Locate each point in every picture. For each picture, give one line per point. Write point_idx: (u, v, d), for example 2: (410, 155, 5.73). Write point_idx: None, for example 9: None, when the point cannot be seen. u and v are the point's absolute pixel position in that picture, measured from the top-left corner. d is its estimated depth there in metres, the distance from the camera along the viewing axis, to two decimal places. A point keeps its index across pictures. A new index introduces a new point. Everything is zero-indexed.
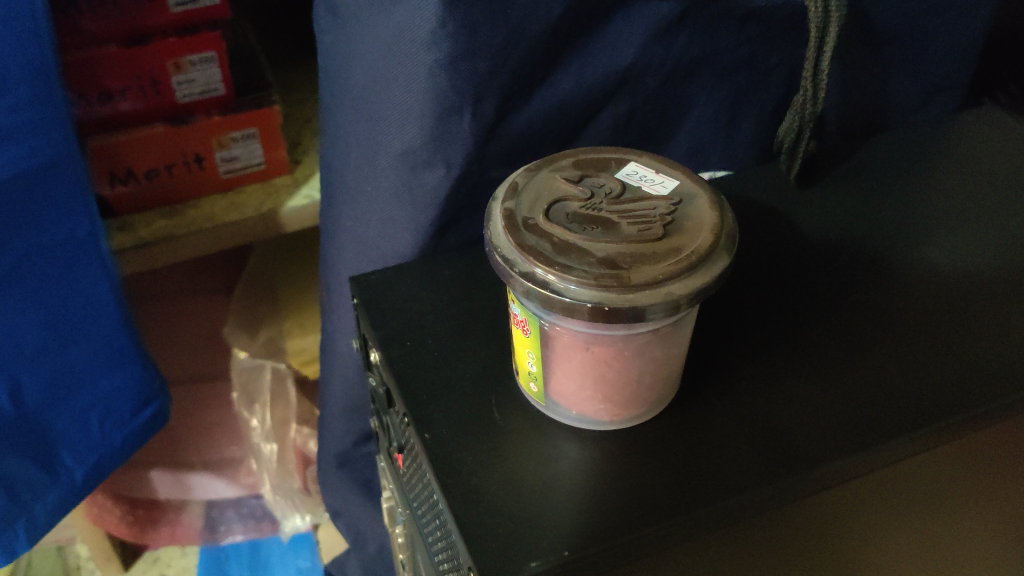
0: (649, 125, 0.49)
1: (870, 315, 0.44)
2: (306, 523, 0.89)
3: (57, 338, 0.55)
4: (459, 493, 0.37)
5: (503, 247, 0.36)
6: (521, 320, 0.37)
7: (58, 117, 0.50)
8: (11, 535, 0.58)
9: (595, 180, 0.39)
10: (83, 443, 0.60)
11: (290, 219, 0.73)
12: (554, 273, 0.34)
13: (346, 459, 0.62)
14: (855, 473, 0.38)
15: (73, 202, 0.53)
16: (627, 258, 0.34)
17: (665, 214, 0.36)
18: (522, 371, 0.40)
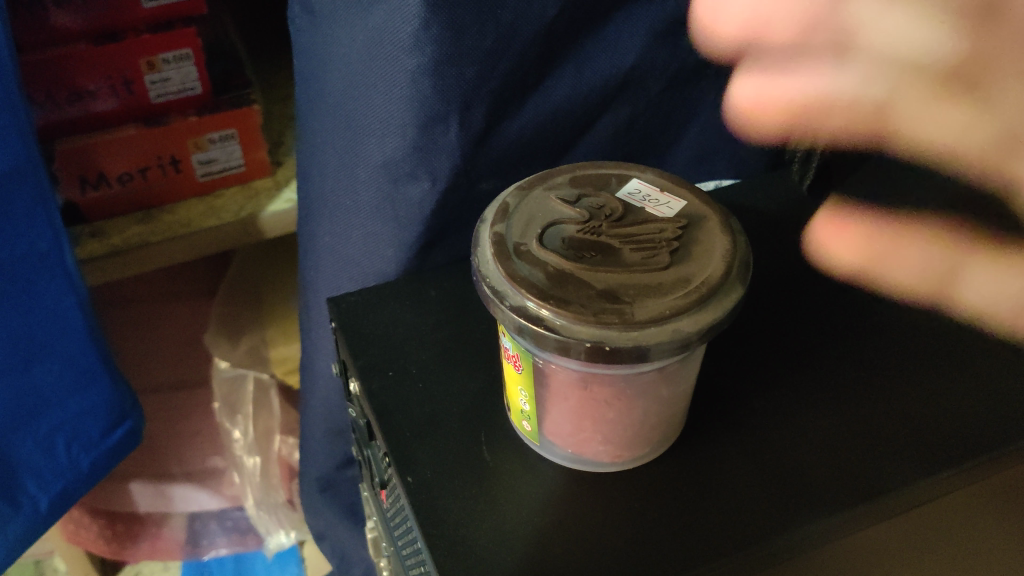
0: (652, 131, 0.46)
1: (891, 339, 0.41)
2: (291, 539, 0.87)
3: (19, 358, 0.52)
4: (444, 545, 0.34)
5: (493, 276, 0.32)
6: (513, 355, 0.34)
7: (15, 123, 0.46)
8: None
9: (595, 202, 0.35)
10: (49, 467, 0.56)
11: (271, 224, 0.69)
12: (549, 307, 0.30)
13: (329, 483, 0.58)
14: (875, 518, 0.35)
15: (34, 213, 0.49)
16: (630, 291, 0.31)
17: (671, 240, 0.33)
18: (514, 408, 0.37)
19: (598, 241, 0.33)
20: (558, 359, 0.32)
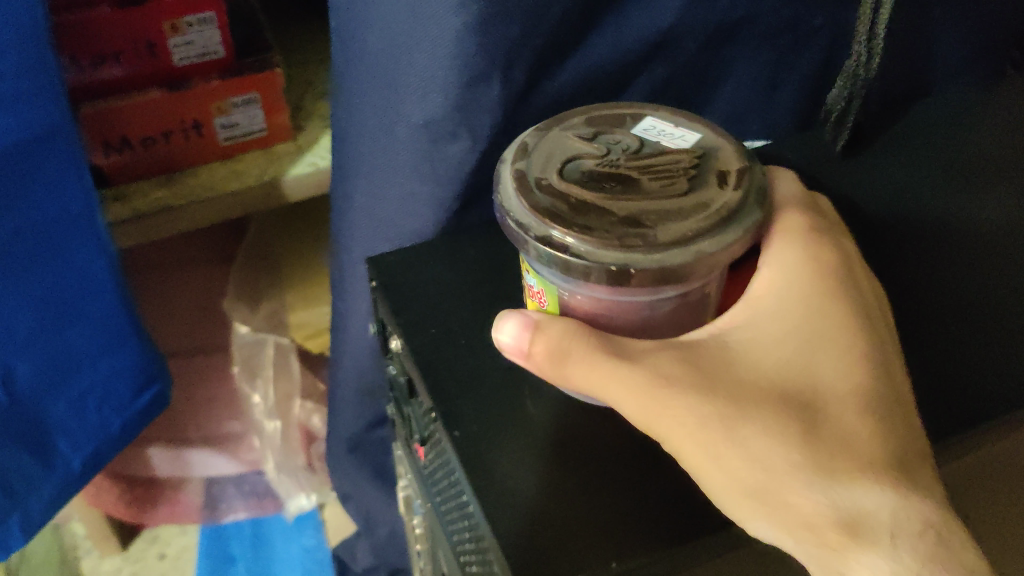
0: (687, 88, 0.46)
1: (930, 295, 0.41)
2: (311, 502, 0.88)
3: (52, 320, 0.52)
4: (494, 496, 0.34)
5: (516, 211, 0.33)
6: (538, 291, 0.35)
7: (52, 87, 0.46)
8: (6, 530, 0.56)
9: (611, 137, 0.36)
10: (81, 428, 0.57)
11: (292, 187, 0.70)
12: (572, 234, 0.31)
13: (358, 444, 0.59)
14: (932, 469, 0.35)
15: (67, 175, 0.49)
16: (651, 215, 0.31)
17: (690, 168, 0.33)
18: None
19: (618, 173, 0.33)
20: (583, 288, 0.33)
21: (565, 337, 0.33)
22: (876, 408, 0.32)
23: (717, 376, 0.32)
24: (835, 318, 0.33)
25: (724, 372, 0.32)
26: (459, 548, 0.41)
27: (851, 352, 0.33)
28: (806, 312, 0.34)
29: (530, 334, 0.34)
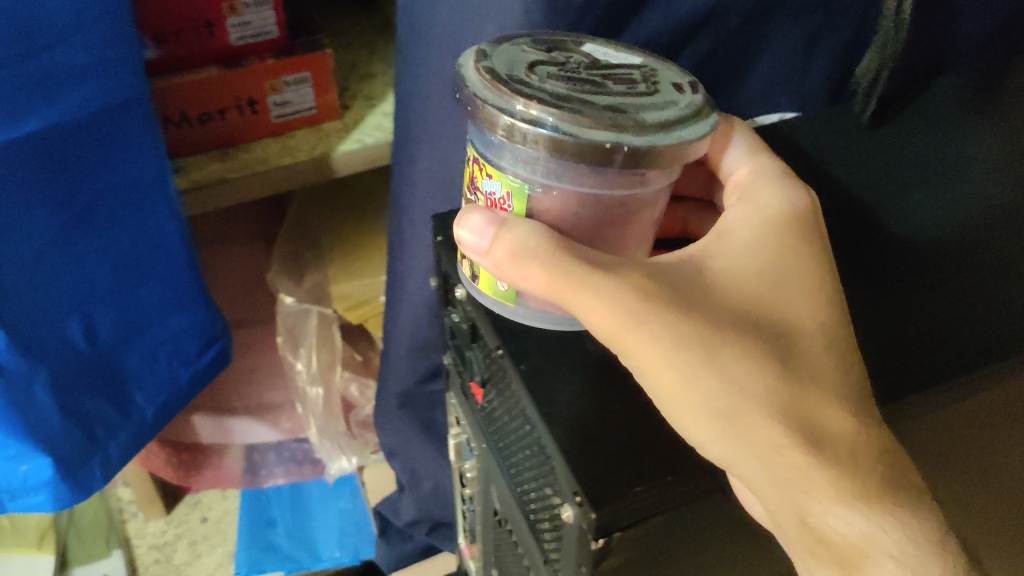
0: (726, 59, 0.49)
1: (904, 261, 0.47)
2: (351, 465, 0.92)
3: (128, 278, 0.56)
4: (561, 419, 0.39)
5: (494, 99, 0.33)
6: (504, 198, 0.37)
7: (131, 59, 0.50)
8: (87, 473, 0.58)
9: (560, 53, 0.38)
10: (152, 380, 0.61)
11: (342, 162, 0.74)
12: (562, 114, 0.32)
13: (409, 399, 0.63)
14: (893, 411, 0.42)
15: (142, 142, 0.53)
16: (628, 107, 0.33)
17: (645, 79, 0.36)
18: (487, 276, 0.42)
19: (580, 77, 0.35)
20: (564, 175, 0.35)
21: (532, 241, 0.35)
22: (837, 350, 0.37)
23: (691, 296, 0.35)
24: (805, 259, 0.39)
25: (700, 292, 0.36)
26: (516, 476, 0.46)
27: (818, 291, 0.38)
28: (779, 253, 0.38)
29: (494, 237, 0.35)
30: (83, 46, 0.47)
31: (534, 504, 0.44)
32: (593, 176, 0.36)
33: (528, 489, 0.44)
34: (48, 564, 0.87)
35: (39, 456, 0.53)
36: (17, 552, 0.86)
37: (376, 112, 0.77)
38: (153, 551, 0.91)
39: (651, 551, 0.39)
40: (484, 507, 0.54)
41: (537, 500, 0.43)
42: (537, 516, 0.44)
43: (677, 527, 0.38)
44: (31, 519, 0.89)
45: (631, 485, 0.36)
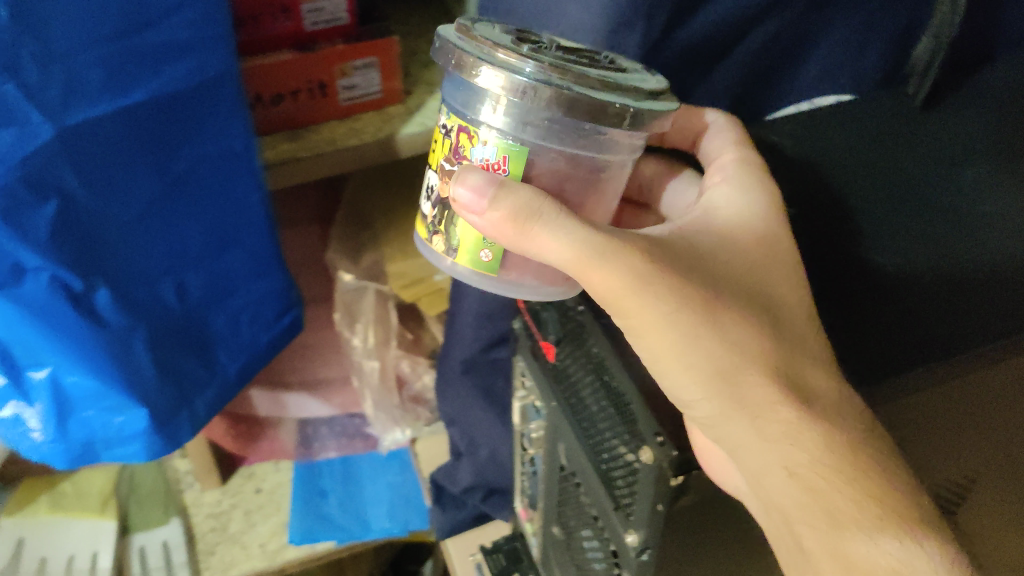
0: (787, 47, 0.53)
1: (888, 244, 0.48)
2: (405, 437, 0.96)
3: (216, 244, 0.61)
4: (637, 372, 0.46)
5: (510, 69, 0.38)
6: (499, 161, 0.40)
7: (227, 37, 0.55)
8: (178, 426, 0.63)
9: (521, 34, 0.42)
10: (235, 342, 0.66)
11: (404, 144, 0.77)
12: (576, 80, 0.37)
13: (472, 365, 0.67)
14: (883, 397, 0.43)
15: (232, 116, 0.58)
16: (612, 76, 0.39)
17: (602, 57, 0.42)
18: (469, 247, 0.43)
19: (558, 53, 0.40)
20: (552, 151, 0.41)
21: (530, 209, 0.39)
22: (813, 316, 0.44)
23: (687, 265, 0.42)
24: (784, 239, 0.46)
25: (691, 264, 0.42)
26: (589, 429, 0.50)
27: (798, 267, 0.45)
28: (767, 233, 0.46)
29: (495, 203, 0.39)
30: (187, 22, 0.52)
31: (603, 453, 0.48)
32: (577, 139, 0.41)
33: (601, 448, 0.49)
34: (110, 530, 0.91)
35: (137, 408, 0.59)
36: (80, 518, 0.91)
37: (438, 98, 0.80)
38: (210, 519, 0.94)
39: (710, 502, 0.43)
40: (549, 462, 0.58)
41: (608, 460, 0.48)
42: (606, 466, 0.48)
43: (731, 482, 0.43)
44: (96, 487, 0.94)
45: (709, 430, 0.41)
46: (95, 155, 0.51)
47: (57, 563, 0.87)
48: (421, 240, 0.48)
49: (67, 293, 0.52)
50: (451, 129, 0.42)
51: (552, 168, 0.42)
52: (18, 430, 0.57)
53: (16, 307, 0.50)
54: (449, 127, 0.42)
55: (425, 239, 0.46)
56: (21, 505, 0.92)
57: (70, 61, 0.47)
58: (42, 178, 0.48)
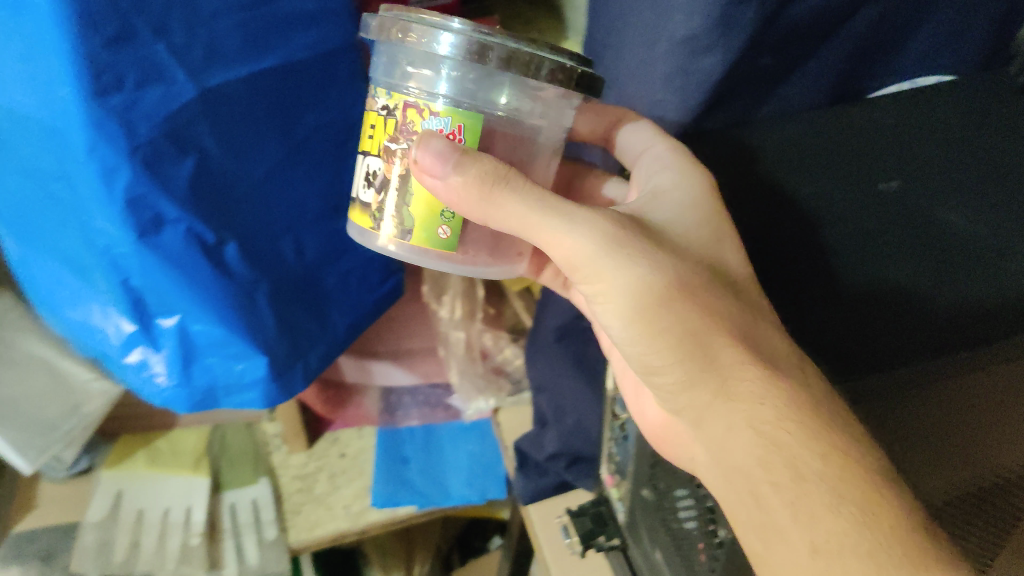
0: (893, 23, 0.55)
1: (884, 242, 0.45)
2: (488, 407, 0.97)
3: (330, 206, 0.66)
4: None
5: (459, 34, 0.45)
6: (456, 131, 0.46)
7: (346, 12, 0.60)
8: (293, 375, 0.66)
9: None
10: (343, 299, 0.70)
11: None
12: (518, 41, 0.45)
13: (565, 331, 0.73)
14: (882, 395, 0.38)
15: (348, 85, 0.63)
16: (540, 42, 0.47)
17: None
18: (427, 225, 0.48)
19: None
20: (502, 120, 0.48)
21: (492, 175, 0.45)
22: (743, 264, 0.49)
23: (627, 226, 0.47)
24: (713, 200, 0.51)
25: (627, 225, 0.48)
26: None
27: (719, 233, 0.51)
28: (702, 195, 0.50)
29: (460, 171, 0.44)
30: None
31: None
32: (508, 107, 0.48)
33: None
34: (202, 487, 0.95)
35: (257, 356, 0.61)
36: (176, 474, 0.95)
37: None
38: (297, 480, 0.97)
39: None
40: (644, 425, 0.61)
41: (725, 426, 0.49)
42: None
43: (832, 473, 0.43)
44: (190, 445, 0.99)
45: None
46: (231, 116, 0.55)
47: (153, 515, 0.92)
48: (362, 225, 0.53)
49: (201, 246, 0.55)
50: (396, 109, 0.47)
51: (500, 136, 0.49)
52: (144, 375, 0.60)
53: (155, 256, 0.53)
54: (395, 106, 0.47)
55: (371, 225, 0.51)
56: (120, 459, 0.96)
57: (210, 27, 0.52)
58: (183, 134, 0.52)
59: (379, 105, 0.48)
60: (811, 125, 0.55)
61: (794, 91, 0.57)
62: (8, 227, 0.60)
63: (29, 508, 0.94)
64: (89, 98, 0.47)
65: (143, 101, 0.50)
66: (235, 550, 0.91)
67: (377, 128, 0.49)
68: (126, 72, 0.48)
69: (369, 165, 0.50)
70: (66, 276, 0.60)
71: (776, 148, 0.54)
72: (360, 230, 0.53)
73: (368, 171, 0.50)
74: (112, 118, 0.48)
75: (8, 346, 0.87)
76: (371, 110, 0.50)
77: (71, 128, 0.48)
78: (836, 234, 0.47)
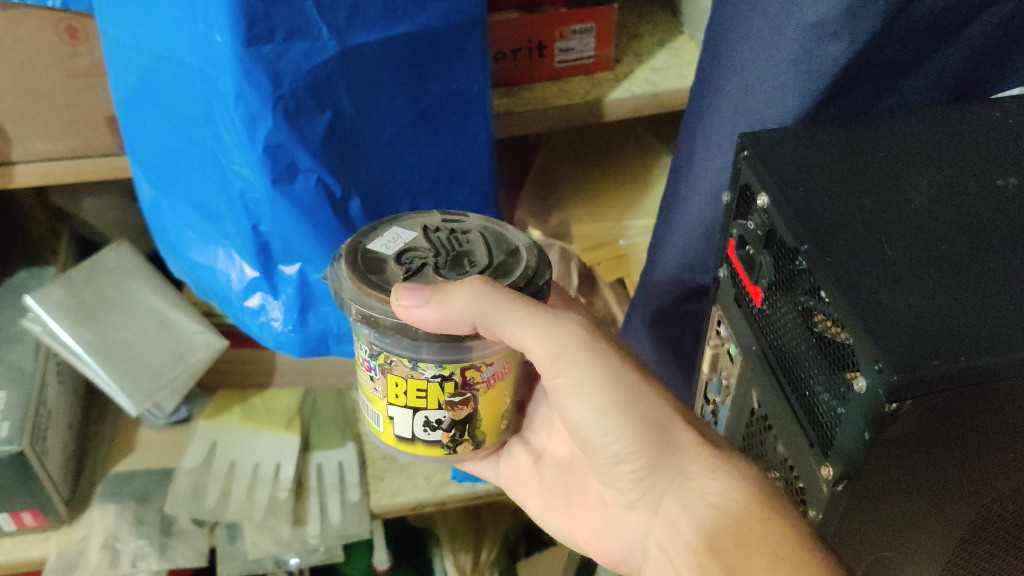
0: (1020, 25, 0.55)
1: (927, 242, 0.47)
2: None
3: (447, 176, 0.66)
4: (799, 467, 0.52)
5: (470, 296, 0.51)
6: (497, 372, 0.55)
7: None
8: None
9: (407, 255, 0.54)
10: None
11: (612, 108, 0.81)
12: (516, 250, 0.55)
13: (663, 317, 0.74)
14: (916, 390, 0.41)
15: (476, 59, 0.61)
16: (502, 252, 0.55)
17: (450, 232, 0.56)
18: (492, 431, 0.59)
19: (443, 256, 0.54)
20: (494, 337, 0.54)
21: (476, 296, 0.48)
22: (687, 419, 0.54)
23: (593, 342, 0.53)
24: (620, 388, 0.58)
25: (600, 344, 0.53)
26: (796, 369, 0.53)
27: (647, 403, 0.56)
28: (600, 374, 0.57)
29: (433, 302, 0.47)
30: None
31: (817, 390, 0.50)
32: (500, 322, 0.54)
33: (818, 391, 0.50)
34: (292, 445, 0.98)
35: None
36: (268, 431, 0.99)
37: (644, 68, 0.84)
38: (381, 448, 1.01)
39: (859, 512, 0.48)
40: (738, 407, 0.62)
41: (824, 403, 0.49)
42: (811, 406, 0.51)
43: (859, 506, 0.48)
44: (282, 405, 1.02)
45: (861, 431, 0.44)
46: (366, 75, 0.57)
47: (244, 468, 0.95)
48: (413, 451, 0.58)
49: (328, 197, 0.59)
50: (455, 372, 0.53)
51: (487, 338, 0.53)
52: (261, 319, 0.66)
53: (287, 202, 0.58)
54: (452, 371, 0.52)
55: (444, 452, 0.58)
56: (217, 411, 1.00)
57: None
58: (322, 90, 0.55)
59: (432, 376, 0.52)
60: (927, 121, 0.55)
61: (914, 87, 0.57)
62: (147, 171, 0.66)
63: (128, 450, 0.99)
64: (240, 45, 0.50)
65: (289, 55, 0.52)
66: (320, 509, 0.94)
67: (432, 390, 0.53)
68: (276, 24, 0.51)
69: (423, 415, 0.55)
70: (195, 219, 0.65)
71: (857, 127, 0.55)
72: (417, 454, 0.58)
73: (425, 419, 0.55)
74: (261, 67, 0.51)
75: (123, 296, 0.93)
76: (397, 376, 0.53)
77: (224, 75, 0.52)
78: (896, 246, 0.47)
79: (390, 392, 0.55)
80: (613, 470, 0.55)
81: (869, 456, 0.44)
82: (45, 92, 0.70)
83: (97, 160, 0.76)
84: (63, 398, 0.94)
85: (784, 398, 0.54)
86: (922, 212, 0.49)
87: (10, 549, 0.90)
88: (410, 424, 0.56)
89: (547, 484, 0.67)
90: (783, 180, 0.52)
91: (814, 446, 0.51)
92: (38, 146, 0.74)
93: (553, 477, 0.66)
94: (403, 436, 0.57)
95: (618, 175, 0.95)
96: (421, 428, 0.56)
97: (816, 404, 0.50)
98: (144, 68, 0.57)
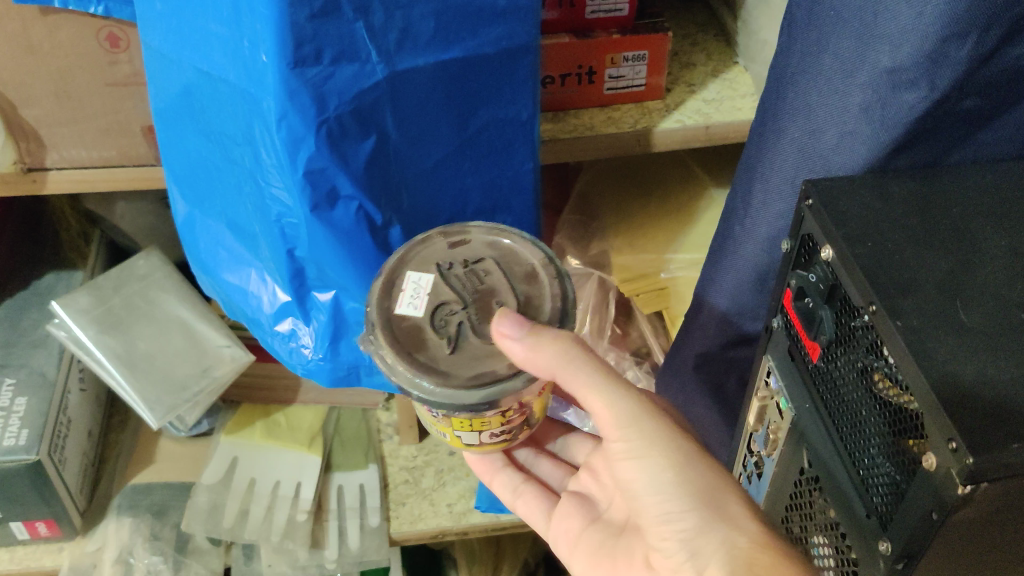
0: None
1: (1006, 313, 0.44)
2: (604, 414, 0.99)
3: (491, 205, 0.64)
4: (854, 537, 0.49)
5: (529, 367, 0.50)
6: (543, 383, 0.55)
7: (532, 9, 0.54)
8: None
9: (443, 310, 0.52)
10: None
11: (661, 139, 0.78)
12: (540, 278, 0.54)
13: (706, 359, 0.72)
14: (997, 475, 0.38)
15: (526, 85, 0.58)
16: (524, 282, 0.54)
17: (461, 264, 0.54)
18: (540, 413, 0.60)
19: (473, 303, 0.52)
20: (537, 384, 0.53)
21: (564, 345, 0.49)
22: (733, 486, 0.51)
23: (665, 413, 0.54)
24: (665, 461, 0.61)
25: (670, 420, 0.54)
26: (852, 433, 0.50)
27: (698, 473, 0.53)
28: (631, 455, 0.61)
29: (536, 342, 0.48)
30: None
31: (877, 459, 0.47)
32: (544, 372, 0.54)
33: (877, 461, 0.47)
34: (314, 465, 0.95)
35: None
36: (289, 449, 0.96)
37: (696, 98, 0.81)
38: (404, 472, 0.97)
39: None
40: (786, 463, 0.59)
41: (882, 474, 0.46)
42: (868, 474, 0.48)
43: None
44: (306, 423, 0.99)
45: (930, 509, 0.41)
46: (412, 100, 0.54)
47: (264, 486, 0.93)
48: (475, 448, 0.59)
49: (369, 225, 0.57)
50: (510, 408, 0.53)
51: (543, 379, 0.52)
52: (292, 344, 0.64)
53: (326, 228, 0.56)
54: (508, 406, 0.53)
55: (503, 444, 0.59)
56: (239, 426, 0.98)
57: (407, 12, 0.50)
58: (368, 116, 0.53)
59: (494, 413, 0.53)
60: (1004, 177, 0.52)
61: (991, 138, 0.54)
62: (181, 185, 0.64)
63: (149, 461, 0.97)
64: (286, 67, 0.48)
65: (336, 78, 0.50)
66: (339, 532, 0.92)
67: (496, 418, 0.54)
68: (324, 46, 0.48)
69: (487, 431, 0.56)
70: (229, 238, 0.63)
71: (927, 180, 0.52)
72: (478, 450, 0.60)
73: (491, 432, 0.56)
74: (306, 89, 0.49)
75: (150, 305, 0.91)
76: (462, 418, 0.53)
77: (268, 96, 0.50)
78: (972, 312, 0.44)
79: (454, 424, 0.54)
80: (661, 529, 0.52)
81: (936, 539, 0.41)
82: (83, 99, 0.69)
83: (131, 169, 0.74)
84: (84, 406, 0.92)
85: (836, 461, 0.51)
86: (999, 279, 0.46)
87: (23, 558, 0.88)
88: (477, 437, 0.57)
89: (595, 545, 0.63)
90: (850, 234, 0.49)
91: (868, 516, 0.48)
92: (72, 153, 0.72)
93: (601, 543, 0.63)
94: (470, 441, 0.58)
95: (663, 207, 0.93)
96: (488, 437, 0.57)
97: (874, 473, 0.47)
98: (185, 81, 0.55)
